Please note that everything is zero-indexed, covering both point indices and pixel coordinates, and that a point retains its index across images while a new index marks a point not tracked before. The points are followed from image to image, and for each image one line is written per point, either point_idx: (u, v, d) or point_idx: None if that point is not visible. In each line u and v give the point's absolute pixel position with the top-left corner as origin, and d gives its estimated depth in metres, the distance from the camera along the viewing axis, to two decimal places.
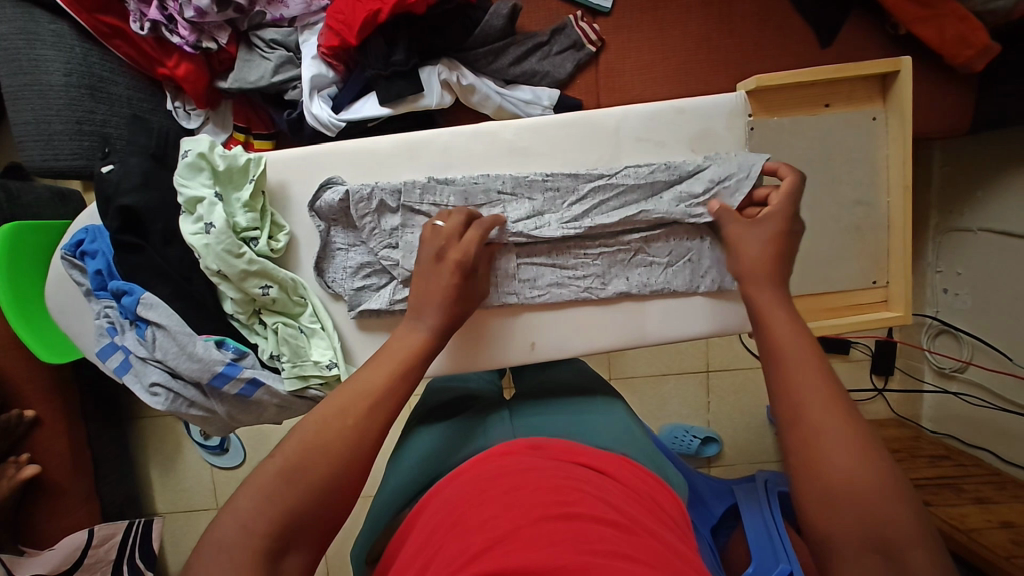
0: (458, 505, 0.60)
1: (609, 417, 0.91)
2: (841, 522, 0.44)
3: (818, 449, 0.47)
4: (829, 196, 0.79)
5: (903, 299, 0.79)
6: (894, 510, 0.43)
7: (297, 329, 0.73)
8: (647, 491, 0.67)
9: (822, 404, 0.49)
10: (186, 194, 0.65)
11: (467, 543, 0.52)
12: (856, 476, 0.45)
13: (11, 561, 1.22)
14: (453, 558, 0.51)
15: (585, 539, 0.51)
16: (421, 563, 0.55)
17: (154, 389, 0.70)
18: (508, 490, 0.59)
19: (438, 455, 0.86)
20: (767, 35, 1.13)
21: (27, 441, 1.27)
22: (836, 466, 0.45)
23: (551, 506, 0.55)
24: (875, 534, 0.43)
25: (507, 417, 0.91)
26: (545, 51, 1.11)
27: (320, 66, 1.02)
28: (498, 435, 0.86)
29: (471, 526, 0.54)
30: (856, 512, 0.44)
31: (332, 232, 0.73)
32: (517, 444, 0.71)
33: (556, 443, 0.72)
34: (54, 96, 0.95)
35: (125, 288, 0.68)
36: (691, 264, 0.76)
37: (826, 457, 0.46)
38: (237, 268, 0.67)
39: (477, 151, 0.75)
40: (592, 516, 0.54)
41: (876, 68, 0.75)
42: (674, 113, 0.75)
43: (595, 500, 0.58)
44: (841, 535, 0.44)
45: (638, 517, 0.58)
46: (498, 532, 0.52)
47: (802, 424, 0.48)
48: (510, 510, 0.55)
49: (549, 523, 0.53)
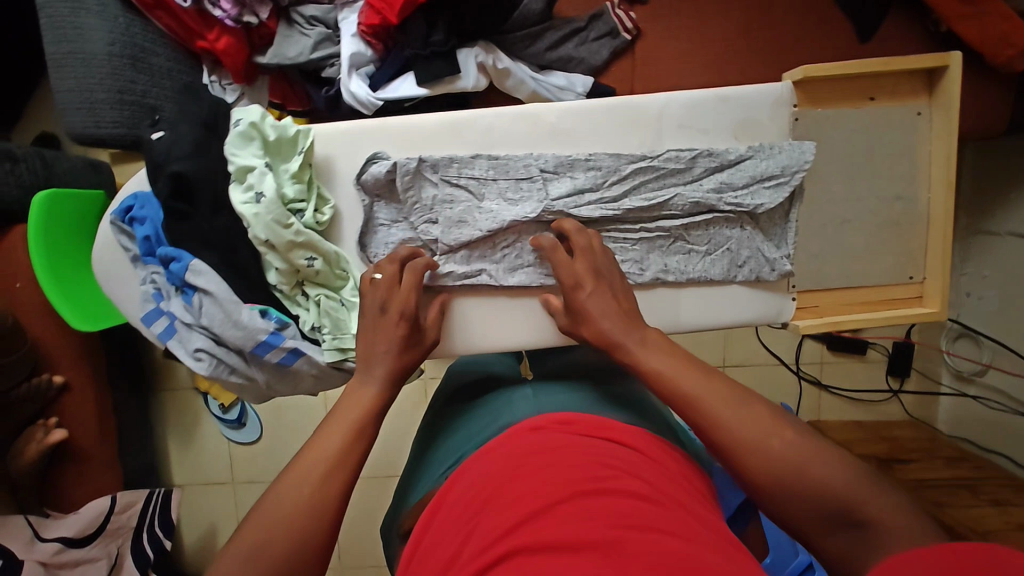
0: (488, 482, 0.60)
1: (637, 399, 0.91)
2: (792, 502, 0.49)
3: (745, 446, 0.51)
4: (870, 190, 0.78)
5: (940, 295, 0.78)
6: (832, 472, 0.48)
7: (338, 302, 0.74)
8: (675, 467, 0.68)
9: (724, 401, 0.54)
10: (237, 163, 0.66)
11: (506, 515, 0.53)
12: (788, 456, 0.50)
13: (38, 522, 1.24)
14: (492, 530, 0.52)
15: (619, 513, 0.51)
16: (457, 535, 0.55)
17: (198, 354, 0.71)
18: (541, 466, 0.59)
19: (462, 436, 0.87)
20: (806, 30, 1.12)
21: (56, 405, 1.30)
22: (763, 450, 0.51)
23: (586, 482, 0.55)
24: (825, 502, 0.47)
25: (530, 392, 0.90)
26: (582, 36, 1.11)
27: (359, 45, 1.02)
28: (522, 404, 0.87)
29: (505, 503, 0.55)
30: (800, 488, 0.48)
31: (375, 207, 0.74)
32: (545, 419, 0.70)
33: (584, 417, 0.71)
34: (97, 65, 0.96)
35: (173, 254, 0.69)
36: (730, 253, 0.76)
37: (753, 446, 0.51)
38: (284, 238, 0.67)
39: (521, 132, 0.74)
40: (623, 490, 0.55)
41: (925, 62, 0.74)
42: (719, 101, 0.74)
43: (629, 477, 0.58)
44: (803, 516, 0.48)
45: (667, 490, 0.58)
46: (534, 506, 0.52)
47: (734, 439, 0.52)
48: (544, 486, 0.55)
49: (586, 499, 0.53)
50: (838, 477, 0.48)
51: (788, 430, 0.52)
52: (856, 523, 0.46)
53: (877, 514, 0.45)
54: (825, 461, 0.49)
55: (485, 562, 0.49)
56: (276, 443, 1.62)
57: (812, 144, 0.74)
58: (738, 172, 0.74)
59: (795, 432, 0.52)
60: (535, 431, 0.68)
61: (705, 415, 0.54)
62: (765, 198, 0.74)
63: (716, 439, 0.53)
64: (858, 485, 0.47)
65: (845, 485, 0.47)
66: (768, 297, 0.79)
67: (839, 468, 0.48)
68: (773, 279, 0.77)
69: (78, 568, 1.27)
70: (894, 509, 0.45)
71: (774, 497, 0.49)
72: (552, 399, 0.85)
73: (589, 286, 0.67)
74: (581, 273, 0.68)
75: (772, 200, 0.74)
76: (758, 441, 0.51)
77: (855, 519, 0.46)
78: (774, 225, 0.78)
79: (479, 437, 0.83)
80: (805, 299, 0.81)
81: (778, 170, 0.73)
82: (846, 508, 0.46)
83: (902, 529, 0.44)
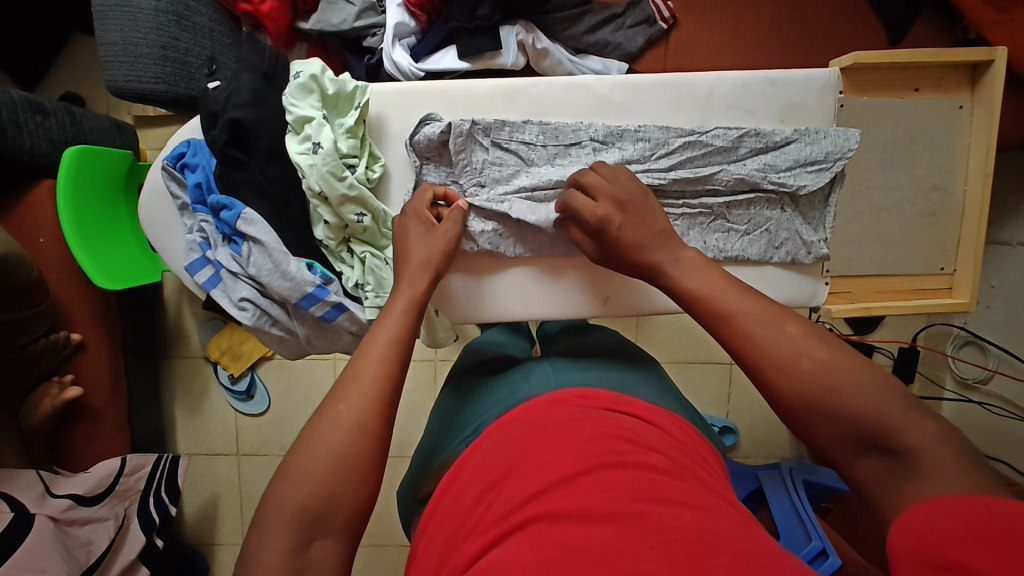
0: (512, 446, 0.57)
1: (655, 384, 0.88)
2: (819, 425, 0.46)
3: (784, 369, 0.48)
4: (907, 179, 0.80)
5: (969, 286, 0.80)
6: (868, 398, 0.44)
7: (382, 260, 0.75)
8: (697, 449, 0.63)
9: (762, 322, 0.51)
10: (296, 113, 0.67)
11: (527, 483, 0.50)
12: (818, 375, 0.46)
13: (50, 479, 1.23)
14: (512, 497, 0.50)
15: (638, 486, 0.48)
16: (479, 499, 0.54)
17: (242, 303, 0.72)
18: (564, 437, 0.56)
19: (478, 411, 0.84)
20: (840, 28, 1.10)
21: (71, 362, 1.29)
22: (794, 368, 0.48)
23: (606, 455, 0.52)
24: (856, 426, 0.44)
25: (548, 368, 0.88)
26: (619, 22, 1.10)
27: (404, 15, 1.03)
28: (540, 374, 0.86)
29: (526, 471, 0.52)
30: (829, 407, 0.45)
31: (425, 168, 0.75)
32: (566, 393, 0.67)
33: (605, 392, 0.67)
34: (143, 19, 0.95)
35: (224, 202, 0.70)
36: (768, 233, 0.77)
37: (783, 364, 0.48)
38: (337, 191, 0.68)
39: (572, 103, 0.76)
40: (644, 465, 0.51)
41: (971, 55, 0.75)
42: (768, 84, 0.76)
43: (650, 451, 0.55)
44: (835, 445, 0.45)
45: (684, 464, 0.55)
46: (557, 475, 0.50)
47: (772, 362, 0.49)
48: (566, 456, 0.52)
49: (604, 473, 0.50)
50: (872, 400, 0.44)
51: (819, 348, 0.48)
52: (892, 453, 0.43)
53: (915, 443, 0.42)
54: (860, 383, 0.45)
55: (502, 528, 0.47)
56: (282, 417, 1.62)
57: (857, 132, 0.75)
58: (782, 154, 0.76)
59: (828, 351, 0.47)
60: (556, 403, 0.64)
61: (745, 338, 0.51)
62: (808, 180, 0.75)
63: (751, 358, 0.50)
64: (897, 410, 0.43)
65: (879, 408, 0.44)
66: (802, 280, 0.80)
67: (877, 392, 0.44)
68: (810, 262, 0.78)
69: (87, 527, 1.25)
70: (934, 439, 0.41)
71: (803, 418, 0.47)
72: (572, 375, 0.83)
73: (618, 220, 0.65)
74: (605, 209, 0.65)
75: (815, 182, 0.75)
76: (787, 360, 0.48)
77: (889, 445, 0.43)
78: (813, 208, 0.79)
79: (499, 405, 0.81)
80: (838, 284, 0.82)
81: (822, 156, 0.75)
82: (879, 434, 0.43)
83: (939, 460, 0.40)
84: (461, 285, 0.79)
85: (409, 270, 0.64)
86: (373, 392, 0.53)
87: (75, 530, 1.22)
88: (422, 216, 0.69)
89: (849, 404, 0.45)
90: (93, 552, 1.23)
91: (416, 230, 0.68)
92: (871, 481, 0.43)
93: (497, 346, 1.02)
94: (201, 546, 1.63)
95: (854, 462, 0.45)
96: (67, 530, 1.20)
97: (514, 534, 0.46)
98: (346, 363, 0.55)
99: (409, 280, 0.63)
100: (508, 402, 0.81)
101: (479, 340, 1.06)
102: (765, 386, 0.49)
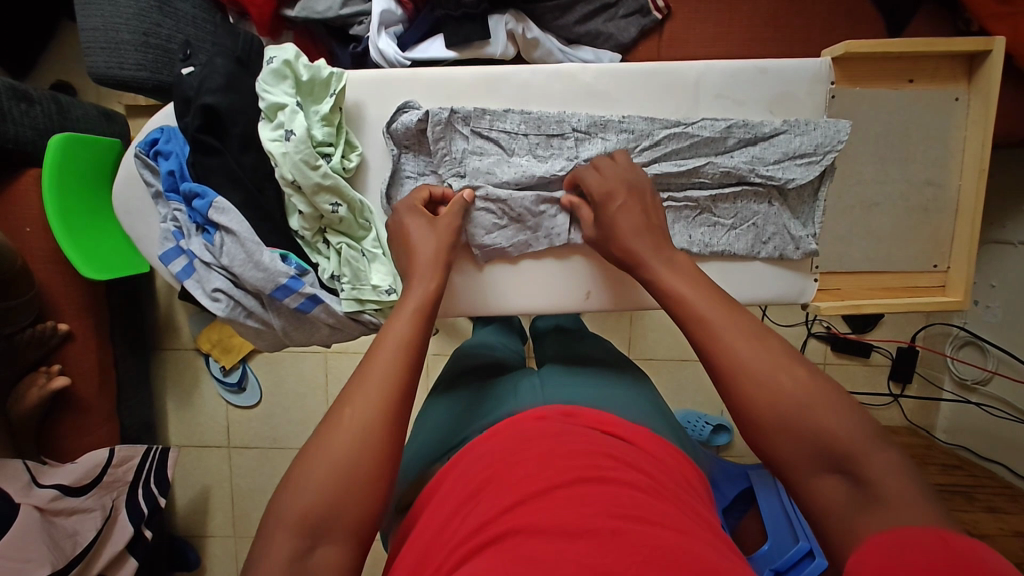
0: (493, 459, 0.56)
1: (642, 397, 0.83)
2: (781, 438, 0.45)
3: (754, 379, 0.47)
4: (898, 173, 0.78)
5: (963, 285, 0.78)
6: (836, 420, 0.44)
7: (359, 252, 0.73)
8: (682, 472, 0.60)
9: (739, 330, 0.49)
10: (269, 100, 0.66)
11: (502, 497, 0.49)
12: (794, 397, 0.45)
13: (35, 468, 1.21)
14: (484, 512, 0.48)
15: (617, 502, 0.46)
16: (451, 513, 0.52)
17: (216, 295, 0.70)
18: (546, 450, 0.54)
19: (466, 416, 0.80)
20: (839, 18, 1.06)
21: (59, 353, 1.28)
22: (770, 382, 0.47)
23: (584, 468, 0.50)
24: (823, 446, 0.44)
25: (537, 382, 0.82)
26: (611, 12, 1.06)
27: (389, 2, 1.01)
28: (526, 381, 0.83)
29: (505, 484, 0.51)
30: (797, 423, 0.45)
31: (403, 158, 0.74)
32: (549, 409, 0.64)
33: (591, 410, 0.65)
34: (124, 4, 0.94)
35: (197, 190, 0.68)
36: (755, 229, 0.75)
37: (758, 376, 0.47)
38: (311, 180, 0.67)
39: (556, 92, 0.74)
40: (624, 481, 0.50)
41: (968, 45, 0.73)
42: (757, 73, 0.74)
43: (630, 469, 0.53)
44: (791, 459, 0.45)
45: (666, 484, 0.53)
46: (533, 488, 0.49)
47: (738, 373, 0.48)
48: (545, 469, 0.51)
49: (584, 487, 0.48)
50: (843, 424, 0.44)
51: (797, 366, 0.47)
52: (850, 474, 0.43)
53: (876, 475, 0.42)
54: (831, 405, 0.45)
55: (476, 542, 0.45)
56: (271, 410, 1.61)
57: (847, 123, 0.73)
58: (771, 146, 0.73)
59: (807, 372, 0.47)
60: (539, 420, 0.62)
61: (714, 340, 0.50)
62: (797, 174, 0.73)
63: (720, 365, 0.49)
64: (864, 438, 0.44)
65: (849, 433, 0.44)
66: (791, 276, 0.78)
67: (849, 417, 0.44)
68: (798, 257, 0.76)
69: (73, 517, 1.24)
70: (896, 471, 0.42)
71: (766, 433, 0.46)
72: (562, 391, 0.78)
73: (621, 198, 0.64)
74: (613, 185, 0.65)
75: (804, 176, 0.73)
76: (764, 375, 0.47)
77: (852, 470, 0.43)
78: (803, 203, 0.77)
79: (481, 414, 0.78)
80: (829, 281, 0.80)
81: (812, 148, 0.73)
82: (846, 457, 0.43)
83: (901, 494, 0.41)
84: (452, 282, 0.77)
85: (420, 264, 0.62)
86: (378, 400, 0.50)
87: (62, 520, 1.21)
88: (416, 210, 0.67)
89: (821, 423, 0.44)
90: (79, 543, 1.22)
91: (418, 225, 0.66)
92: (826, 505, 0.43)
93: (488, 352, 0.98)
94: (191, 537, 1.63)
95: (811, 482, 0.44)
96: (52, 519, 1.19)
97: (489, 548, 0.44)
98: (358, 363, 0.53)
99: (421, 275, 0.61)
100: (495, 414, 0.76)
101: (470, 344, 1.03)
102: (732, 394, 0.48)
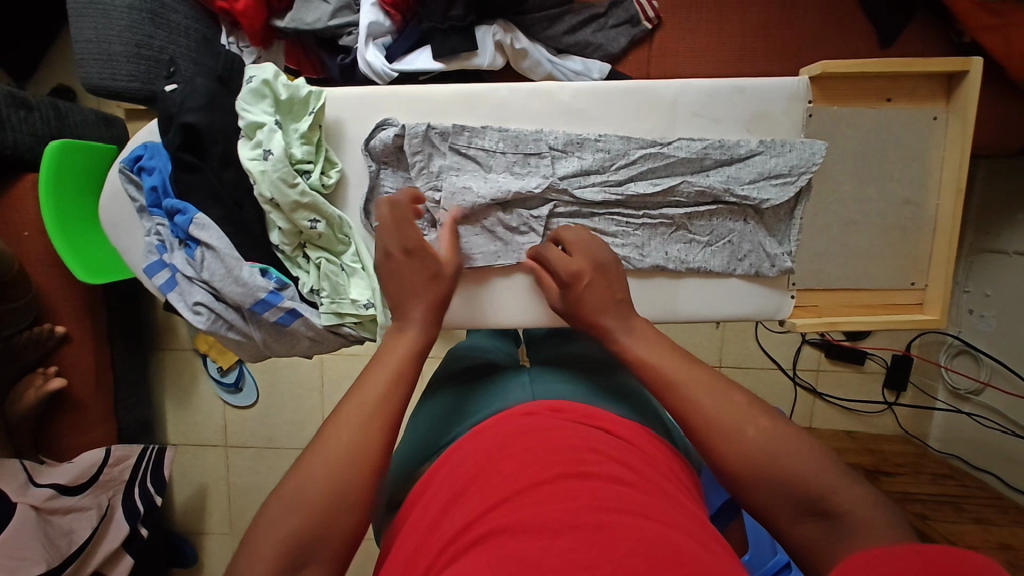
0: (479, 455, 0.56)
1: (632, 392, 0.82)
2: (764, 490, 0.47)
3: (725, 434, 0.50)
4: (876, 190, 0.78)
5: (940, 304, 0.78)
6: (801, 462, 0.47)
7: (338, 266, 0.75)
8: (669, 466, 0.60)
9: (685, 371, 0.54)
10: (248, 119, 0.67)
11: (487, 495, 0.49)
12: (759, 445, 0.48)
13: (33, 468, 1.24)
14: (470, 509, 0.49)
15: (599, 495, 0.47)
16: (439, 511, 0.53)
17: (197, 308, 0.72)
18: (530, 445, 0.55)
19: (450, 419, 0.80)
20: (829, 29, 1.05)
21: (56, 355, 1.30)
22: (740, 438, 0.49)
23: (567, 464, 0.51)
24: (796, 493, 0.46)
25: (526, 380, 0.82)
26: (601, 22, 1.06)
27: (378, 14, 1.01)
28: (516, 388, 0.80)
29: (491, 480, 0.51)
30: (768, 469, 0.47)
31: (382, 173, 0.75)
32: (538, 404, 0.64)
33: (578, 405, 0.64)
34: (116, 17, 0.95)
35: (178, 207, 0.70)
36: (731, 246, 0.76)
37: (731, 437, 0.49)
38: (289, 198, 0.69)
39: (534, 109, 0.75)
40: (607, 475, 0.50)
41: (946, 66, 0.73)
42: (734, 92, 0.74)
43: (614, 461, 0.53)
44: (771, 503, 0.47)
45: (650, 476, 0.54)
46: (515, 485, 0.49)
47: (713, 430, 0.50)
48: (527, 465, 0.51)
49: (566, 482, 0.49)
50: (813, 467, 0.47)
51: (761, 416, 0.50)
52: (824, 514, 0.45)
53: (847, 506, 0.44)
54: (799, 453, 0.47)
55: (464, 540, 0.46)
56: (265, 410, 1.62)
57: (823, 144, 0.73)
58: (746, 167, 0.74)
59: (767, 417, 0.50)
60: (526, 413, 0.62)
61: (680, 397, 0.53)
62: (771, 194, 0.74)
63: (692, 423, 0.52)
64: (830, 477, 0.46)
65: (815, 475, 0.46)
66: (767, 292, 0.79)
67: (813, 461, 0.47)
68: (773, 275, 0.77)
69: (69, 516, 1.26)
70: (864, 504, 0.44)
71: (744, 485, 0.48)
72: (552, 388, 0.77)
73: (588, 278, 0.63)
74: (581, 265, 0.65)
75: (779, 197, 0.74)
76: (730, 429, 0.50)
77: (826, 510, 0.45)
78: (779, 221, 0.78)
79: (471, 419, 0.77)
80: (806, 298, 0.81)
81: (787, 169, 0.74)
82: (818, 500, 0.45)
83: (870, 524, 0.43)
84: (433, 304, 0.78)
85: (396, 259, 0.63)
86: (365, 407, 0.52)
87: (57, 518, 1.24)
88: None
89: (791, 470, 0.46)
90: (74, 541, 1.25)
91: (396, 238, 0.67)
92: (809, 549, 0.45)
93: (479, 353, 0.98)
94: (189, 534, 1.66)
95: (792, 525, 0.47)
96: (49, 518, 1.21)
97: (473, 548, 0.44)
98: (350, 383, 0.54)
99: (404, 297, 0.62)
100: (482, 415, 0.76)
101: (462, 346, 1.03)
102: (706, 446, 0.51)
